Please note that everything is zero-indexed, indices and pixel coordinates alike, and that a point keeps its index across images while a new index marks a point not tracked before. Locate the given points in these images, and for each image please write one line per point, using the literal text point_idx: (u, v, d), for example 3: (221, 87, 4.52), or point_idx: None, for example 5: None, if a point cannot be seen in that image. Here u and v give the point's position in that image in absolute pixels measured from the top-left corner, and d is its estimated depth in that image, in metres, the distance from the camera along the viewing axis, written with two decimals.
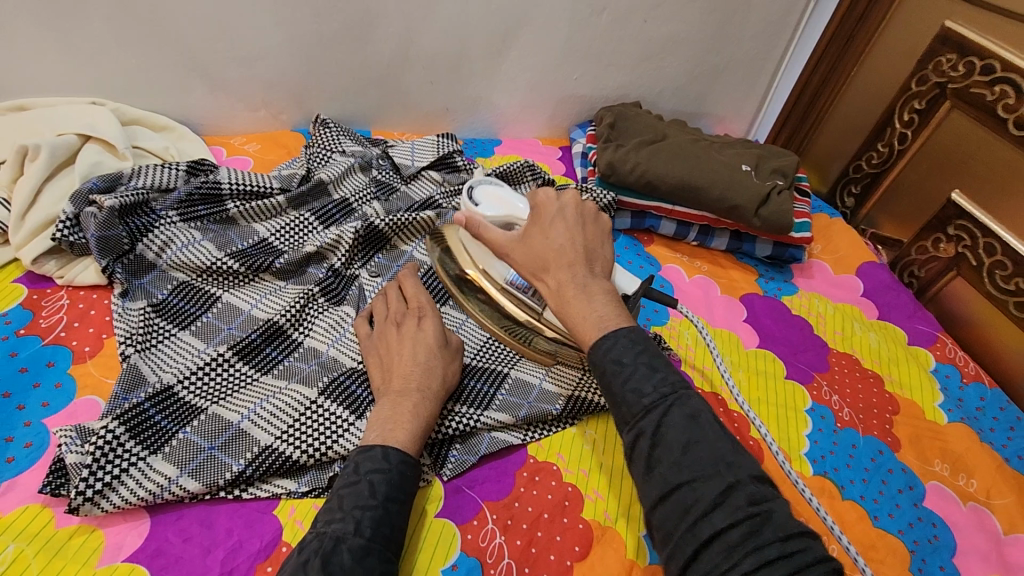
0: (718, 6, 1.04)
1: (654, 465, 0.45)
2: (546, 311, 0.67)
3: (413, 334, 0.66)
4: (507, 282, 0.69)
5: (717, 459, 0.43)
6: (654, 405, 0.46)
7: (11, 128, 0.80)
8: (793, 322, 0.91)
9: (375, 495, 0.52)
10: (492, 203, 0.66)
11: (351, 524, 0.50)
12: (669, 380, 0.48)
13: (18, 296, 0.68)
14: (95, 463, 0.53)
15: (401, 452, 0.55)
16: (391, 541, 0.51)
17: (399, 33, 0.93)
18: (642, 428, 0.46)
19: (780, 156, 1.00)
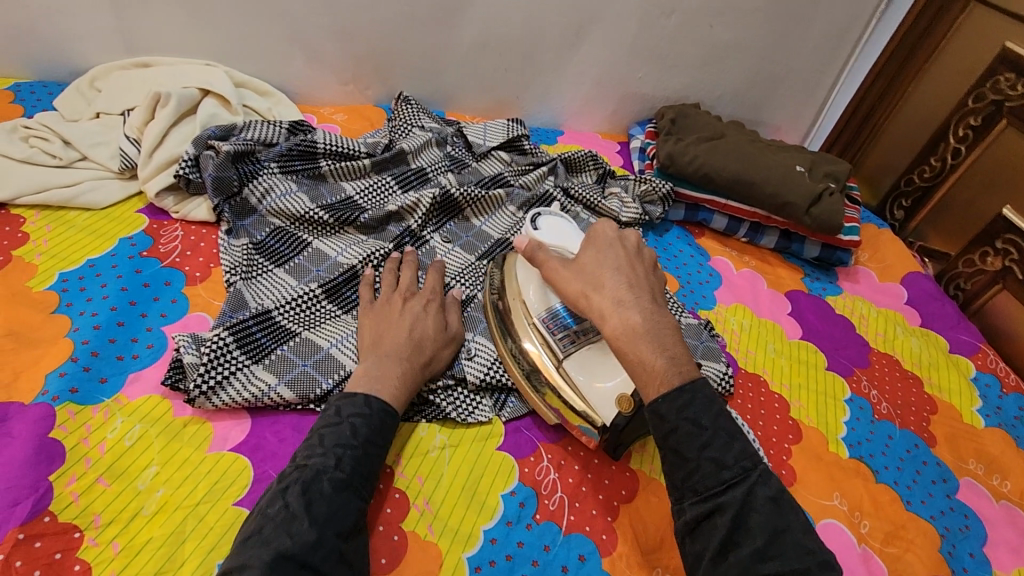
0: (783, 14, 1.09)
1: (730, 550, 0.45)
2: (567, 360, 0.65)
3: (415, 312, 0.68)
4: (545, 314, 0.67)
5: (807, 554, 0.44)
6: (735, 482, 0.47)
7: (139, 81, 0.90)
8: (837, 320, 0.94)
9: (356, 436, 0.54)
10: (551, 232, 0.69)
11: (331, 459, 0.52)
12: (748, 452, 0.48)
13: (140, 224, 0.76)
14: (208, 364, 0.61)
15: (382, 402, 0.57)
16: (366, 482, 0.53)
17: (480, 21, 1.01)
18: (722, 503, 0.46)
19: (834, 162, 1.04)
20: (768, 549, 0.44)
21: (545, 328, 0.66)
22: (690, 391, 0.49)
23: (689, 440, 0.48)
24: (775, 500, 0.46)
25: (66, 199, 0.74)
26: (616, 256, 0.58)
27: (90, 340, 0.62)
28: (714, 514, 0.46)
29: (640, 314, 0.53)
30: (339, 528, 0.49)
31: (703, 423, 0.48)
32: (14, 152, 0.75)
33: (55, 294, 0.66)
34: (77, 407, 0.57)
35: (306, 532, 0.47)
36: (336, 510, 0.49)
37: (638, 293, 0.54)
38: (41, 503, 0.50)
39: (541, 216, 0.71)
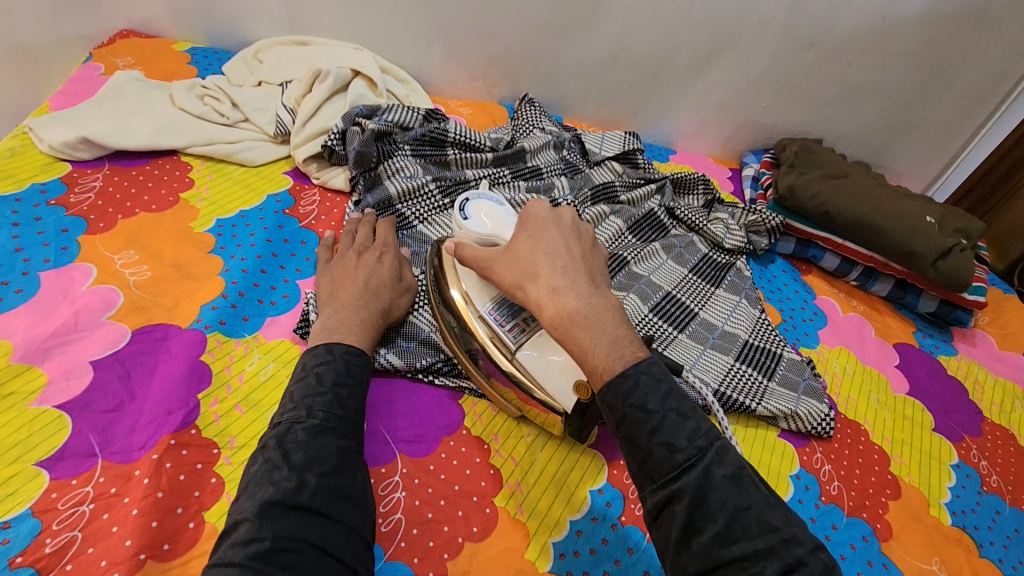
0: (929, 58, 1.05)
1: (694, 536, 0.43)
2: (521, 350, 0.59)
3: (369, 265, 0.69)
4: (487, 310, 0.60)
5: (769, 532, 0.42)
6: (690, 464, 0.44)
7: (297, 57, 0.98)
8: (948, 382, 0.89)
9: (323, 382, 0.54)
10: (481, 219, 0.62)
11: (302, 409, 0.51)
12: (702, 431, 0.46)
13: (285, 185, 0.84)
14: None
15: (344, 346, 0.58)
16: (346, 422, 0.52)
17: (616, 35, 1.03)
18: (677, 491, 0.44)
19: (964, 217, 0.99)
20: (730, 531, 0.42)
21: (494, 321, 0.60)
22: (634, 375, 0.47)
23: (639, 428, 0.46)
24: (735, 476, 0.44)
25: (227, 154, 0.82)
26: (551, 239, 0.56)
27: (239, 281, 0.69)
28: (671, 501, 0.44)
29: (576, 299, 0.51)
30: (322, 466, 0.48)
31: (650, 408, 0.46)
32: (191, 107, 0.85)
33: (212, 236, 0.73)
34: (224, 338, 0.63)
35: (287, 477, 0.46)
36: (317, 453, 0.48)
37: (576, 278, 0.53)
38: (189, 417, 0.56)
39: (470, 201, 0.64)
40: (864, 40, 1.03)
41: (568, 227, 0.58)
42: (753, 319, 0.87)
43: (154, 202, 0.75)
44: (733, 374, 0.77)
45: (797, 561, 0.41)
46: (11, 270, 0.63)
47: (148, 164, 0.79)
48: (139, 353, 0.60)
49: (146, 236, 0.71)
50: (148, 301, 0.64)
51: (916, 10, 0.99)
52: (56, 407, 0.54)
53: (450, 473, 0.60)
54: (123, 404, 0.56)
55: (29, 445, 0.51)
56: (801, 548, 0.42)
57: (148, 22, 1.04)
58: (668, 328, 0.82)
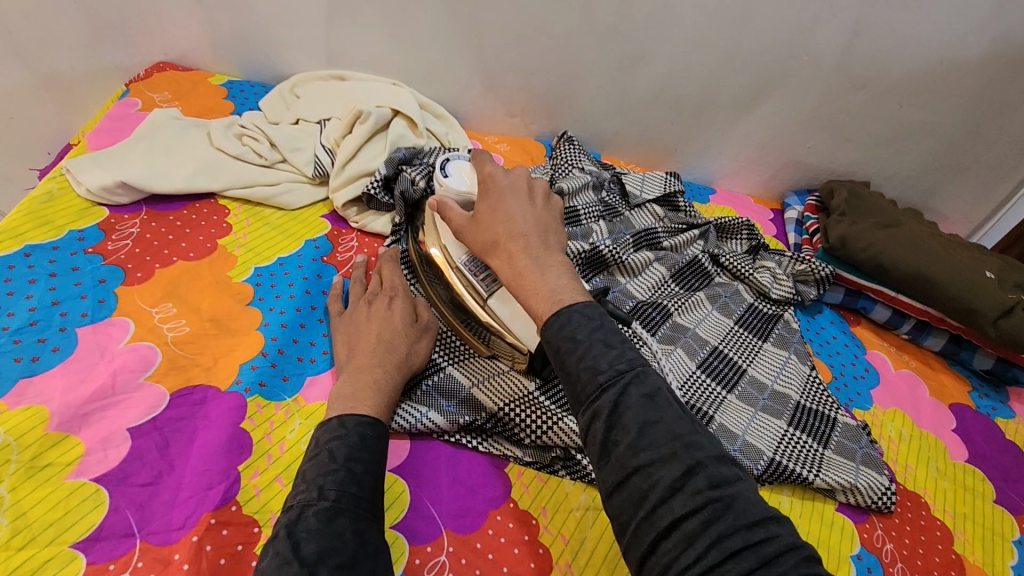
0: (983, 102, 1.01)
1: (611, 449, 0.43)
2: (491, 298, 0.63)
3: (381, 314, 0.67)
4: (460, 261, 0.65)
5: (674, 439, 0.43)
6: (610, 384, 0.45)
7: (336, 93, 0.96)
8: (1007, 447, 0.85)
9: (336, 459, 0.50)
10: (459, 176, 0.69)
11: (315, 491, 0.47)
12: (625, 357, 0.47)
13: (323, 229, 0.81)
14: None
15: (356, 417, 0.54)
16: (361, 501, 0.48)
17: (660, 73, 1.00)
18: (597, 408, 0.44)
19: (1021, 270, 0.95)
20: (640, 442, 0.42)
21: (468, 271, 0.64)
22: (567, 313, 0.49)
23: (569, 355, 0.47)
24: (649, 396, 0.45)
25: (266, 197, 0.80)
26: (507, 207, 0.59)
27: (278, 337, 0.66)
28: (592, 421, 0.45)
29: (524, 257, 0.55)
30: (337, 557, 0.43)
31: (578, 337, 0.48)
32: (230, 148, 0.83)
33: (250, 286, 0.71)
34: (264, 402, 0.61)
35: (296, 574, 0.41)
36: (330, 542, 0.44)
37: (528, 239, 0.56)
38: (229, 492, 0.53)
39: (450, 162, 0.72)
40: (917, 82, 1.00)
41: (521, 190, 0.60)
42: (804, 377, 0.83)
43: (191, 250, 0.73)
44: (787, 441, 0.73)
45: (700, 463, 0.42)
46: (47, 325, 0.61)
47: (185, 208, 0.78)
48: (177, 419, 0.58)
49: (184, 287, 0.69)
50: (186, 360, 0.62)
51: (973, 53, 0.95)
52: (93, 480, 0.52)
53: (498, 554, 0.57)
54: (162, 477, 0.54)
55: (66, 524, 0.49)
56: (701, 451, 0.42)
57: (186, 55, 1.03)
58: (717, 389, 0.78)
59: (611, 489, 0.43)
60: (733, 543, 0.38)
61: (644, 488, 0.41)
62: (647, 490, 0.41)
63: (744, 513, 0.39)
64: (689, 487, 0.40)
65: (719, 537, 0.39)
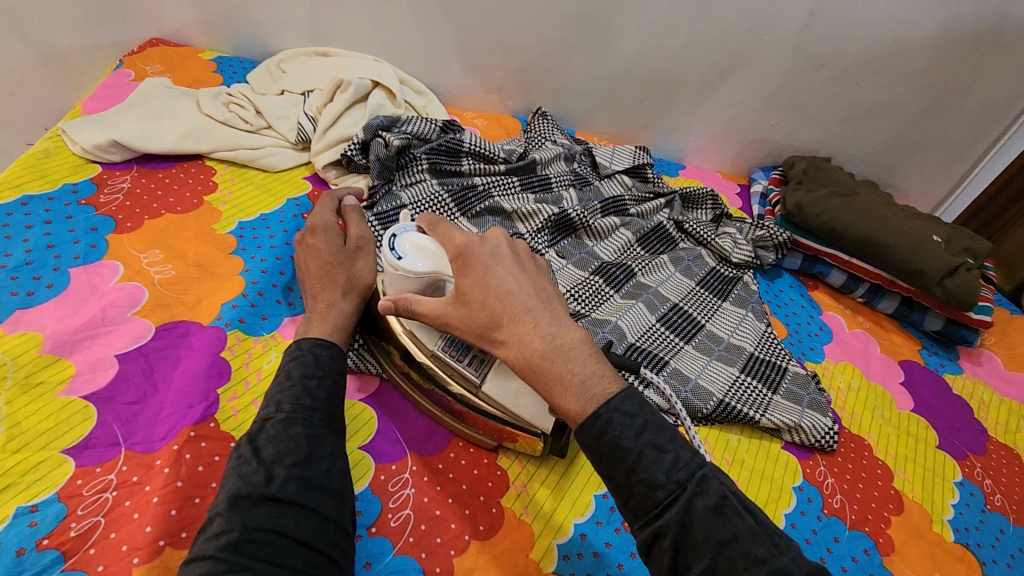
0: (937, 80, 1.06)
1: (682, 572, 0.45)
2: (485, 383, 0.59)
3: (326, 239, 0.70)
4: (439, 348, 0.59)
5: (754, 564, 0.43)
6: (670, 501, 0.45)
7: (320, 67, 1.01)
8: (952, 400, 0.89)
9: (291, 377, 0.55)
10: (415, 255, 0.60)
11: (272, 405, 0.53)
12: (682, 462, 0.47)
13: (304, 189, 0.86)
14: None
15: (311, 339, 0.59)
16: (316, 411, 0.53)
17: (630, 52, 1.06)
18: (660, 526, 0.45)
19: (970, 237, 1.00)
20: (716, 566, 0.43)
21: (450, 357, 0.59)
22: (606, 414, 0.48)
23: (618, 466, 0.47)
24: (717, 509, 0.45)
25: (251, 159, 0.85)
26: (499, 278, 0.55)
27: (258, 281, 0.71)
28: (657, 538, 0.45)
29: (538, 337, 0.52)
30: (291, 458, 0.49)
31: (625, 445, 0.47)
32: (218, 114, 0.88)
33: (233, 237, 0.76)
34: (243, 335, 0.65)
35: (253, 472, 0.47)
36: (286, 446, 0.49)
37: (535, 316, 0.53)
38: (209, 410, 0.58)
39: (397, 238, 0.62)
40: (873, 62, 1.05)
41: (506, 255, 0.57)
42: (758, 332, 0.88)
43: (179, 204, 0.78)
44: (738, 386, 0.78)
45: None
46: (43, 266, 0.66)
47: (173, 168, 0.82)
48: (162, 348, 0.62)
49: (172, 236, 0.73)
50: (172, 299, 0.67)
51: (925, 34, 1.01)
52: (83, 397, 0.57)
53: (458, 473, 0.61)
54: (147, 397, 0.58)
55: (57, 433, 0.54)
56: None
57: (178, 32, 1.08)
58: (675, 338, 0.83)
59: None
60: None
61: None
62: None
63: None
64: None
65: None
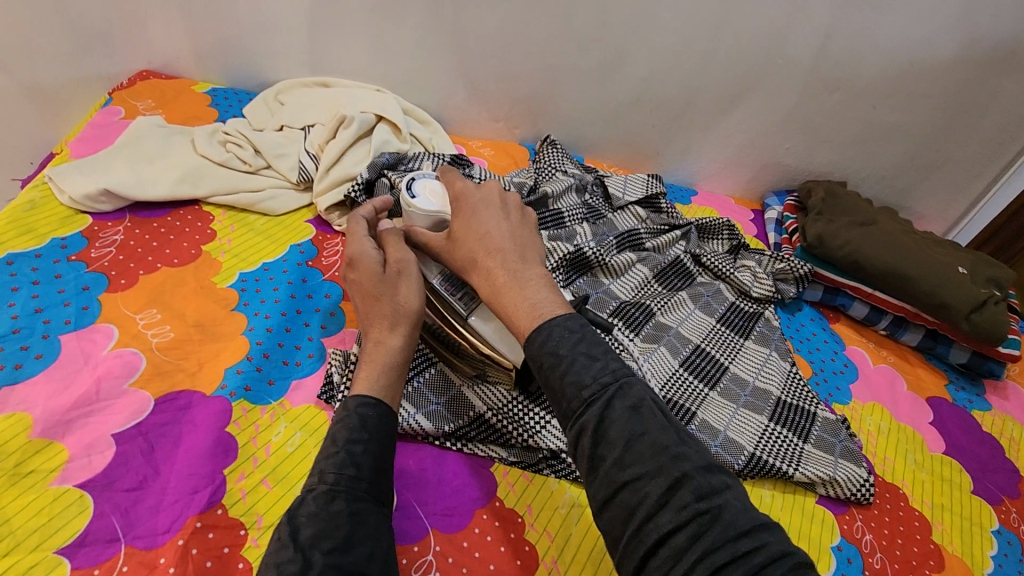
0: (954, 103, 1.04)
1: (598, 466, 0.45)
2: (471, 315, 0.62)
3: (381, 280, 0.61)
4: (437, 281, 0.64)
5: (659, 451, 0.44)
6: (594, 400, 0.46)
7: (320, 100, 0.97)
8: (983, 439, 0.87)
9: (336, 442, 0.50)
10: (427, 198, 0.68)
11: (313, 475, 0.49)
12: (609, 369, 0.48)
13: (307, 234, 0.82)
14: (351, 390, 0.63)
15: (357, 396, 0.54)
16: (360, 482, 0.49)
17: (640, 78, 1.02)
18: (584, 423, 0.46)
19: (994, 266, 0.97)
20: (626, 457, 0.44)
21: (445, 291, 0.64)
22: (546, 329, 0.51)
23: (552, 371, 0.49)
24: (635, 409, 0.46)
25: (251, 203, 0.81)
26: (482, 221, 0.60)
27: (263, 341, 0.67)
28: (581, 436, 0.46)
29: (502, 271, 0.56)
30: (331, 541, 0.44)
31: (561, 352, 0.49)
32: (214, 155, 0.83)
33: (234, 292, 0.71)
34: (249, 406, 0.61)
35: (291, 559, 0.43)
36: (327, 527, 0.45)
37: (505, 254, 0.57)
38: (215, 495, 0.54)
39: (416, 181, 0.70)
40: (889, 85, 1.02)
41: (494, 204, 0.62)
42: (784, 373, 0.85)
43: (176, 256, 0.73)
44: (768, 436, 0.75)
45: (686, 477, 0.43)
46: (30, 333, 0.61)
47: (168, 215, 0.78)
48: (162, 424, 0.58)
49: (169, 293, 0.69)
50: (171, 365, 0.62)
51: (942, 56, 0.98)
52: (78, 486, 0.52)
53: (484, 551, 0.57)
54: (147, 482, 0.54)
55: (50, 531, 0.49)
56: (688, 463, 0.43)
57: (169, 64, 1.04)
58: (700, 386, 0.79)
59: (600, 506, 0.44)
60: (721, 557, 0.39)
61: (632, 503, 0.42)
62: (636, 505, 0.42)
63: (733, 529, 0.40)
64: (674, 502, 0.42)
65: (705, 554, 0.40)
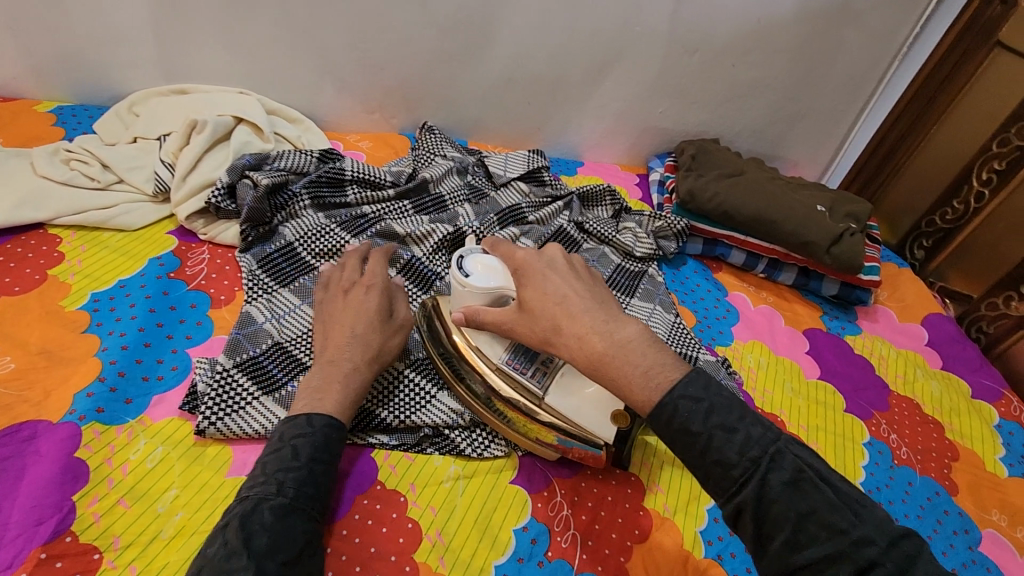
0: (804, 54, 1.10)
1: (767, 543, 0.44)
2: (548, 395, 0.62)
3: (359, 302, 0.66)
4: (503, 360, 0.63)
5: (829, 532, 0.42)
6: (745, 479, 0.45)
7: (175, 107, 0.93)
8: (855, 361, 0.93)
9: (299, 457, 0.52)
10: (484, 274, 0.63)
11: (273, 486, 0.50)
12: (753, 440, 0.46)
13: (169, 245, 0.79)
14: (217, 396, 0.62)
15: (324, 417, 0.55)
16: (315, 501, 0.51)
17: (508, 56, 1.03)
18: (741, 503, 0.44)
19: (853, 201, 1.04)
20: (799, 538, 0.43)
21: (514, 370, 0.63)
22: (672, 403, 0.47)
23: (688, 449, 0.47)
24: (796, 484, 0.44)
25: (102, 220, 0.77)
26: (557, 284, 0.55)
27: (117, 360, 0.64)
28: (738, 514, 0.45)
29: (597, 337, 0.51)
30: (285, 554, 0.46)
31: (693, 429, 0.46)
32: (55, 174, 0.79)
33: (86, 313, 0.68)
34: (102, 427, 0.58)
35: (246, 567, 0.44)
36: (281, 539, 0.47)
37: (592, 315, 0.52)
38: (64, 522, 0.51)
39: (466, 257, 0.65)
40: (744, 41, 1.07)
41: (562, 266, 0.57)
42: (670, 323, 0.88)
43: (17, 284, 0.69)
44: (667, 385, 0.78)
45: (861, 556, 0.42)
46: None
47: (9, 242, 0.73)
48: (3, 459, 0.54)
49: (9, 323, 0.65)
50: (10, 398, 0.59)
51: (786, 11, 1.03)
52: None
53: (365, 536, 0.57)
54: None
55: None
56: (871, 547, 0.42)
57: (5, 85, 0.97)
58: None
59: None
60: None
61: None
62: None
63: None
64: None
65: None
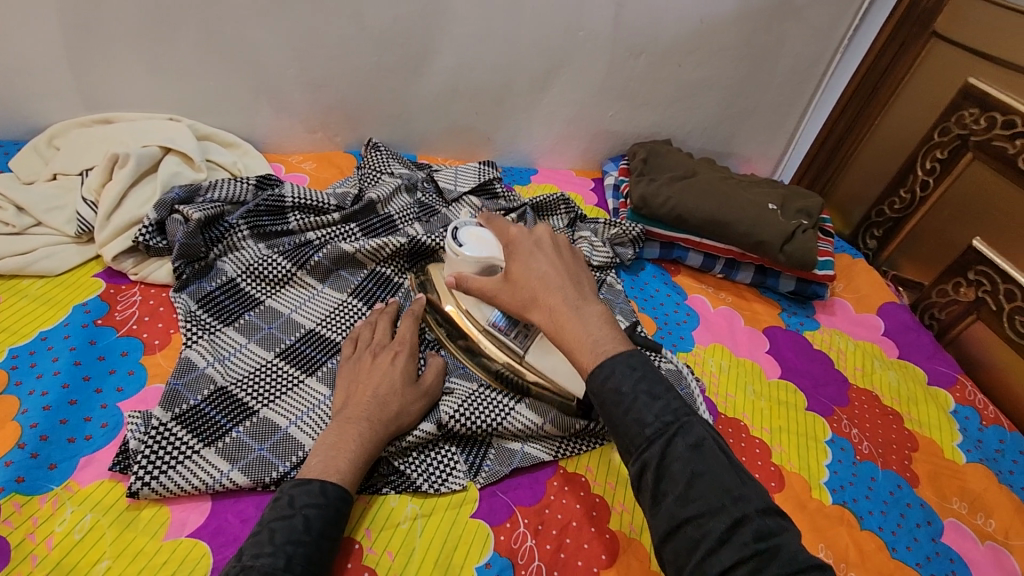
0: (748, 52, 1.10)
1: (659, 498, 0.44)
2: (528, 353, 0.69)
3: (384, 367, 0.66)
4: (489, 322, 0.71)
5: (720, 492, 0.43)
6: (656, 436, 0.45)
7: (98, 139, 0.88)
8: (815, 356, 0.93)
9: (310, 530, 0.51)
10: (476, 244, 0.69)
11: (281, 559, 0.48)
12: (671, 407, 0.47)
13: (96, 289, 0.74)
14: (152, 451, 0.58)
15: (339, 488, 0.55)
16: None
17: (451, 67, 1.01)
18: (646, 458, 0.45)
19: (804, 197, 1.05)
20: (687, 492, 0.43)
21: (498, 331, 0.70)
22: (609, 363, 0.48)
23: (615, 408, 0.47)
24: (696, 446, 0.45)
25: (19, 268, 0.72)
26: (540, 262, 0.57)
27: (39, 422, 0.59)
28: (642, 471, 0.45)
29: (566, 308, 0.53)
30: None
31: (623, 389, 0.47)
32: None
33: (3, 372, 0.63)
34: (23, 499, 0.54)
35: None
36: None
37: (564, 291, 0.54)
38: None
39: (461, 228, 0.71)
40: (688, 42, 1.07)
41: (545, 245, 0.59)
42: None
43: None
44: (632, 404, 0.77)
45: (744, 513, 0.42)
46: None
47: None
48: None
49: None
50: None
51: (726, 10, 1.03)
52: None
53: None
54: None
55: None
56: (746, 504, 0.42)
57: None
58: None
59: (662, 536, 0.44)
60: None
61: (695, 535, 0.42)
62: (698, 538, 0.42)
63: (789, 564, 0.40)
64: (734, 539, 0.41)
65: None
